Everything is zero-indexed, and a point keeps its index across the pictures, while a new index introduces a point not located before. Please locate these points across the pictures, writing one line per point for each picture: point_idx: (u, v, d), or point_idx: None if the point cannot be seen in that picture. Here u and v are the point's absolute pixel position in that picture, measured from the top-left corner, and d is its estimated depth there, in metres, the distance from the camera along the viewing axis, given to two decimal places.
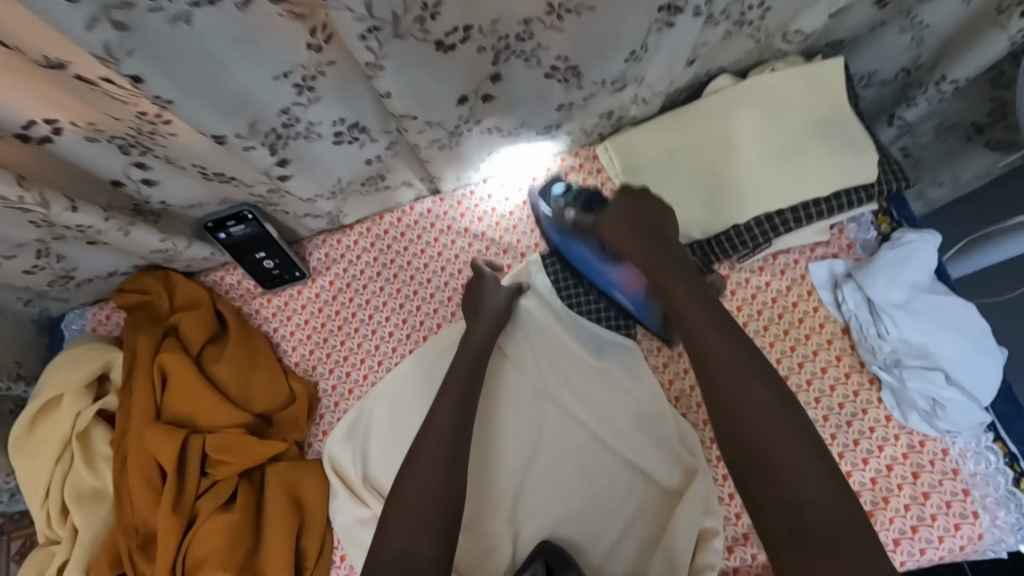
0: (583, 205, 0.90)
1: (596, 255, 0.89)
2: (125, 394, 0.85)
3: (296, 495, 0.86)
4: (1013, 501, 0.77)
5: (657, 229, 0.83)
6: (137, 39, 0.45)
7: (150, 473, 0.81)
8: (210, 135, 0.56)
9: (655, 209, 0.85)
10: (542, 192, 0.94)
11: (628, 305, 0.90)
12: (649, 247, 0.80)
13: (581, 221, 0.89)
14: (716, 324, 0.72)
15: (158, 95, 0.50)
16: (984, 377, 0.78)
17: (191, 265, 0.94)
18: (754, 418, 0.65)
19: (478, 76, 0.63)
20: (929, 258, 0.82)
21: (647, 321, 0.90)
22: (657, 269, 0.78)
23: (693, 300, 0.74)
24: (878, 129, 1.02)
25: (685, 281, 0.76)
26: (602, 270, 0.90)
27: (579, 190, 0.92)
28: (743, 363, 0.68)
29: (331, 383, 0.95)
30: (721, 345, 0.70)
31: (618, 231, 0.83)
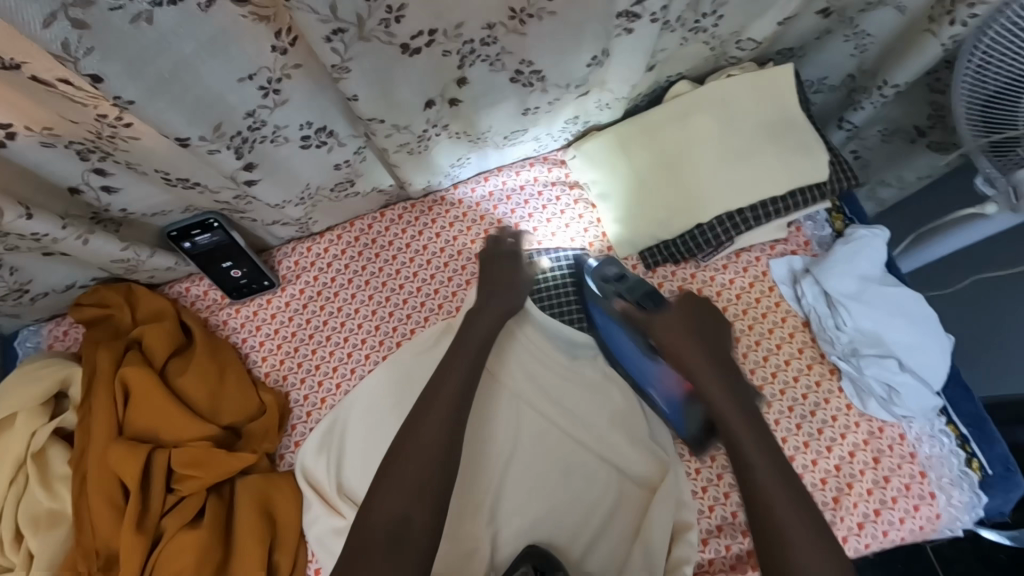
0: (637, 298, 0.86)
1: (640, 349, 0.87)
2: (84, 412, 0.82)
3: (269, 508, 0.84)
4: (965, 481, 0.81)
5: (711, 333, 0.83)
6: (97, 37, 0.44)
7: (112, 492, 0.77)
8: (172, 137, 0.55)
9: (705, 314, 0.85)
10: (595, 269, 0.90)
11: (663, 408, 0.86)
12: (696, 343, 0.82)
13: (631, 314, 0.86)
14: (752, 423, 0.75)
15: (118, 96, 0.49)
16: (935, 363, 0.81)
17: (154, 277, 0.93)
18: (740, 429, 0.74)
19: (444, 80, 0.64)
20: (879, 251, 0.86)
21: (677, 426, 0.85)
22: (698, 363, 0.80)
23: (730, 398, 0.77)
24: (829, 132, 1.08)
25: (725, 379, 0.79)
26: (640, 365, 0.87)
27: (632, 280, 0.88)
28: (778, 465, 0.71)
29: (302, 393, 0.93)
30: (758, 447, 0.72)
31: (672, 333, 0.82)
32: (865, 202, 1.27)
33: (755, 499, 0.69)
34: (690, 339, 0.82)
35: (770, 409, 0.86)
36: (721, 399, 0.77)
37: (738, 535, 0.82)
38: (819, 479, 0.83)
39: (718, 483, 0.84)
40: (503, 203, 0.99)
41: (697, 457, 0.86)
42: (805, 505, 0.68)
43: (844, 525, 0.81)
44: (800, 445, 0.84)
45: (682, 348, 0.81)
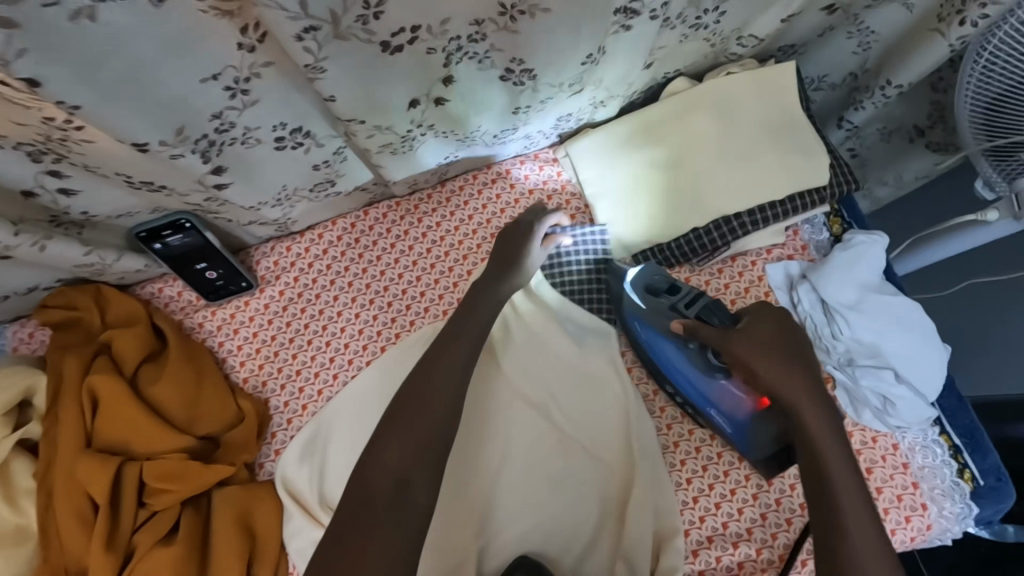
0: (698, 312, 0.81)
1: (697, 366, 0.80)
2: (51, 421, 0.78)
3: (246, 520, 0.81)
4: (957, 492, 0.80)
5: (797, 348, 0.76)
6: (30, 38, 0.40)
7: (81, 506, 0.74)
8: (131, 143, 0.51)
9: (790, 324, 0.79)
10: (638, 280, 0.85)
11: (725, 427, 0.80)
12: (783, 354, 0.75)
13: (694, 329, 0.79)
14: (841, 448, 0.70)
15: (63, 101, 0.45)
16: (931, 374, 0.80)
17: (124, 277, 0.88)
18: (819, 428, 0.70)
19: (429, 78, 0.60)
20: (878, 258, 0.84)
21: (744, 450, 0.79)
22: (787, 378, 0.73)
23: (823, 418, 0.71)
24: (828, 131, 1.05)
25: (817, 398, 0.73)
26: (699, 384, 0.80)
27: (687, 293, 0.82)
28: (862, 496, 0.67)
29: (282, 400, 0.90)
30: (842, 466, 0.68)
31: (752, 336, 0.76)
32: (861, 201, 1.25)
33: (826, 504, 0.67)
34: (774, 344, 0.76)
35: None
36: (812, 418, 0.71)
37: (728, 546, 0.80)
38: None
39: (709, 492, 0.83)
40: (493, 202, 0.95)
41: (688, 466, 0.84)
42: (874, 517, 0.66)
43: None
44: None
45: (771, 356, 0.74)
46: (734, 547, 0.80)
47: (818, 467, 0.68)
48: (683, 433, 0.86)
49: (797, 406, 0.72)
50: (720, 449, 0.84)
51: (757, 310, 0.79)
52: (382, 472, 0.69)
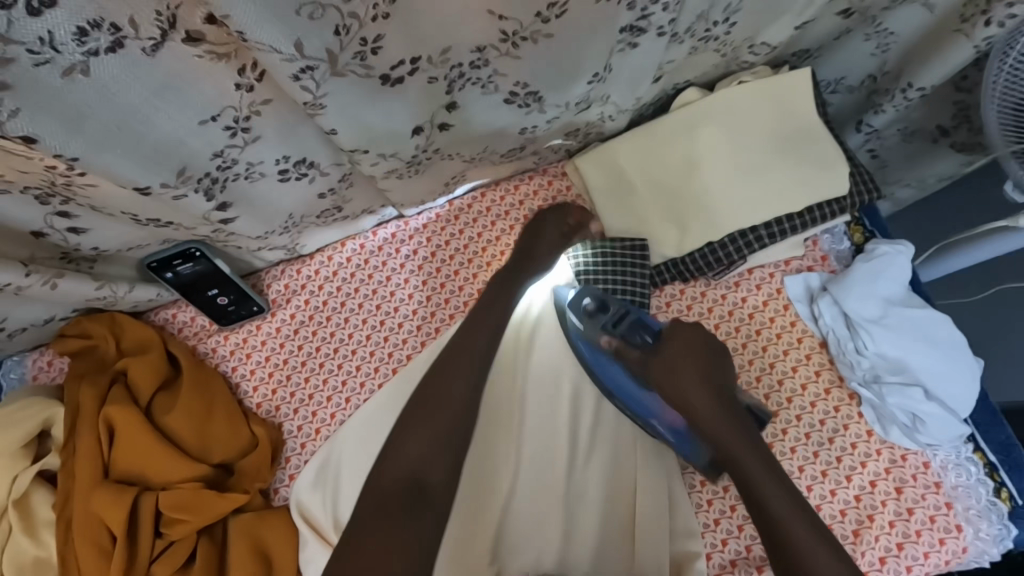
0: (624, 332, 0.83)
1: (633, 380, 0.84)
2: (68, 453, 0.79)
3: (262, 548, 0.81)
4: (994, 512, 0.77)
5: (712, 359, 0.80)
6: (21, 97, 0.41)
7: (99, 537, 0.74)
8: (132, 187, 0.52)
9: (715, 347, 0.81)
10: (573, 301, 0.85)
11: (671, 438, 0.81)
12: (690, 368, 0.79)
13: (620, 348, 0.84)
14: (756, 450, 0.74)
15: (60, 153, 0.46)
16: (962, 390, 0.77)
17: (138, 305, 0.88)
18: (732, 442, 0.74)
19: (432, 106, 0.59)
20: (901, 270, 0.81)
21: (691, 457, 0.81)
22: (697, 393, 0.78)
23: (738, 434, 0.75)
24: (846, 135, 1.01)
25: (726, 406, 0.77)
26: (640, 397, 0.83)
27: (616, 310, 0.84)
28: (789, 495, 0.70)
29: (296, 424, 0.90)
30: (765, 473, 0.72)
31: (668, 357, 0.81)
32: (883, 203, 1.21)
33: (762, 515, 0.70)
34: (688, 361, 0.80)
35: (786, 437, 0.82)
36: (725, 430, 0.75)
37: (753, 571, 0.77)
38: (838, 512, 0.79)
39: (731, 514, 0.80)
40: (501, 220, 0.94)
41: (709, 488, 0.81)
42: (807, 518, 0.68)
43: (866, 560, 0.77)
44: (818, 475, 0.80)
45: (680, 377, 0.80)
46: (759, 573, 0.77)
47: (748, 487, 0.71)
48: None
49: (709, 418, 0.77)
50: None
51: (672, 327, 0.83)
52: (384, 494, 0.69)
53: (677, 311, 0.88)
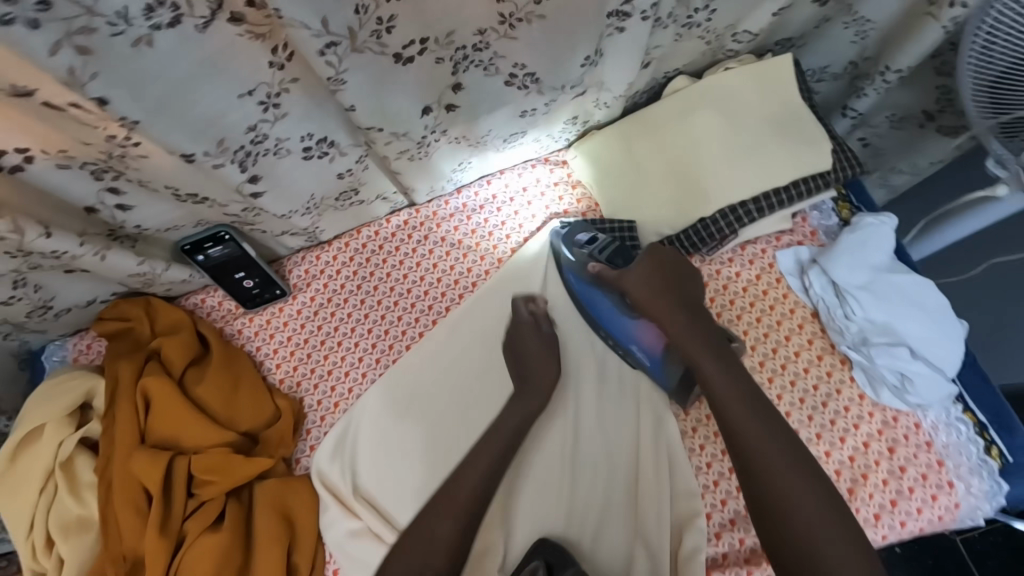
0: (608, 258, 0.92)
1: (615, 306, 0.91)
2: (108, 421, 0.85)
3: (286, 510, 0.87)
4: (985, 469, 0.80)
5: (683, 287, 0.87)
6: (100, 62, 0.48)
7: (135, 498, 0.80)
8: (179, 153, 0.58)
9: (679, 267, 0.88)
10: (567, 236, 0.94)
11: (644, 361, 0.89)
12: (688, 326, 0.84)
13: (604, 273, 0.91)
14: (753, 407, 0.77)
15: (125, 116, 0.52)
16: (950, 351, 0.80)
17: (171, 289, 0.96)
18: (726, 393, 0.79)
19: (439, 87, 0.66)
20: (887, 239, 0.85)
21: (659, 380, 0.89)
22: (698, 350, 0.82)
23: (730, 387, 0.79)
24: (833, 121, 1.07)
25: (723, 362, 0.81)
26: (618, 321, 0.91)
27: (605, 241, 0.93)
28: (769, 441, 0.75)
29: (316, 399, 0.96)
30: (749, 422, 0.76)
31: (648, 291, 0.86)
32: (879, 190, 1.26)
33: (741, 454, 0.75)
34: (675, 308, 0.85)
35: (781, 402, 0.85)
36: (726, 387, 0.79)
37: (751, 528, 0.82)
38: (834, 471, 0.82)
39: (730, 475, 0.85)
40: (507, 206, 1.00)
41: (707, 451, 0.86)
42: (784, 462, 0.74)
43: (860, 517, 0.80)
44: (813, 437, 0.83)
45: (681, 335, 0.83)
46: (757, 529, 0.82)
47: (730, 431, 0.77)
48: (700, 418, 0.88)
49: (709, 376, 0.80)
50: None
51: (647, 255, 0.88)
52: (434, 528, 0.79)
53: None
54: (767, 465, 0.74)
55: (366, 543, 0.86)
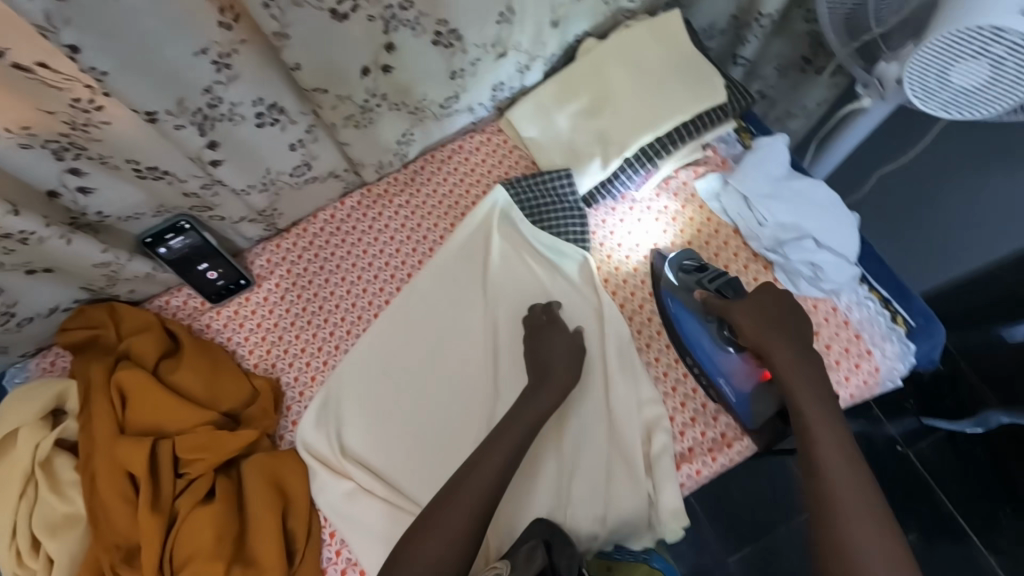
0: (717, 287, 0.93)
1: (715, 337, 0.91)
2: (85, 420, 0.85)
3: (278, 480, 0.89)
4: (894, 334, 0.92)
5: (792, 327, 0.88)
6: (75, 9, 0.52)
7: (122, 485, 0.80)
8: (142, 112, 0.64)
9: (789, 308, 0.90)
10: (674, 260, 0.96)
11: (730, 396, 0.89)
12: (798, 368, 0.84)
13: (709, 303, 0.92)
14: (848, 465, 0.78)
15: (93, 67, 0.57)
16: (848, 237, 0.92)
17: (133, 292, 0.98)
18: (819, 432, 0.80)
19: (374, 46, 0.75)
20: (782, 153, 0.98)
21: (744, 418, 0.88)
22: (801, 394, 0.83)
23: (826, 431, 0.80)
24: (729, 71, 1.22)
25: (824, 411, 0.82)
26: (713, 353, 0.91)
27: (713, 272, 0.95)
28: (856, 488, 0.76)
29: (292, 375, 0.99)
30: (837, 466, 0.77)
31: (756, 325, 0.87)
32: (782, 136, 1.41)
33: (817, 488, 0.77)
34: (780, 345, 0.86)
35: None
36: (824, 438, 0.80)
37: (710, 421, 0.91)
38: None
39: (685, 379, 0.94)
40: (452, 175, 1.08)
41: (663, 361, 0.95)
42: (867, 511, 0.74)
43: None
44: None
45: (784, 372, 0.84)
46: (715, 420, 0.91)
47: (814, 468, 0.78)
48: (653, 334, 0.97)
49: (812, 425, 0.80)
50: None
51: (761, 294, 0.90)
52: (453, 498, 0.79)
53: (618, 260, 1.02)
54: (850, 515, 0.74)
55: (362, 500, 0.89)
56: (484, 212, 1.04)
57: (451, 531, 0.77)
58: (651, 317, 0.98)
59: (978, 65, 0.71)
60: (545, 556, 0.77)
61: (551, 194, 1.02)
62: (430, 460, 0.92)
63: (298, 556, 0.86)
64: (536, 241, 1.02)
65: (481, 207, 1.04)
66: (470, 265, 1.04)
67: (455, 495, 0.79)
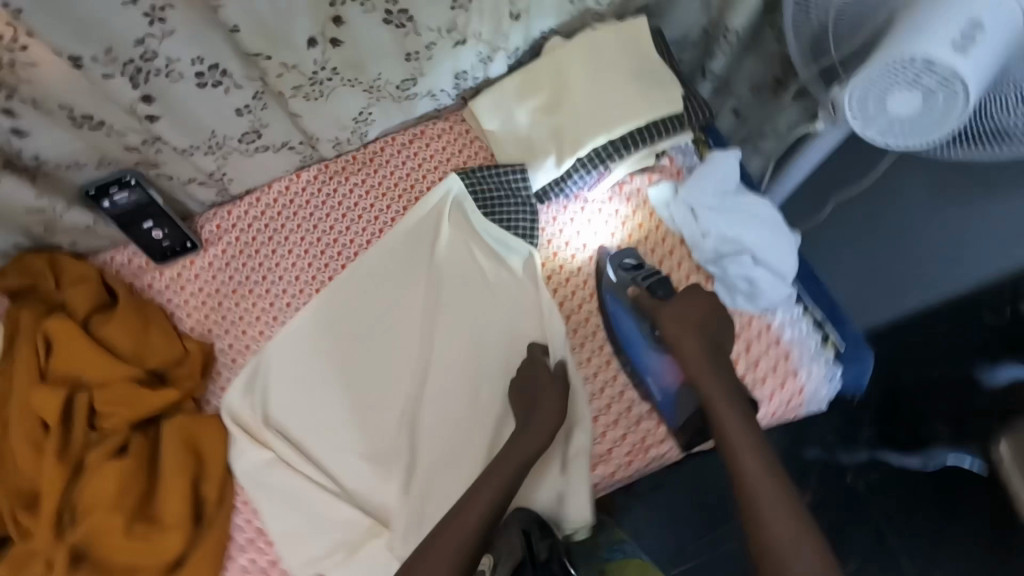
0: (649, 285, 0.94)
1: (644, 337, 0.94)
2: (7, 364, 0.86)
3: (195, 442, 0.89)
4: (822, 357, 0.92)
5: (712, 333, 0.91)
6: None
7: (34, 432, 0.82)
8: (66, 56, 0.69)
9: (717, 318, 0.93)
10: (613, 258, 0.98)
11: (656, 394, 0.92)
12: (723, 397, 0.86)
13: (641, 301, 0.94)
14: (778, 487, 0.79)
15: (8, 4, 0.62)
16: (786, 256, 0.93)
17: (77, 243, 0.98)
18: (746, 462, 0.82)
19: (321, 19, 0.80)
20: (733, 168, 0.98)
21: (668, 415, 0.91)
22: (728, 424, 0.84)
23: (754, 460, 0.82)
24: (698, 84, 1.24)
25: (752, 441, 0.83)
26: (643, 352, 0.93)
27: (647, 271, 0.96)
28: (790, 512, 0.77)
29: (228, 342, 0.99)
30: (770, 494, 0.79)
31: (678, 327, 0.90)
32: (756, 158, 1.35)
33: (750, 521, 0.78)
34: (699, 348, 0.89)
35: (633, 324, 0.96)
36: (780, 510, 0.78)
37: (631, 424, 0.92)
38: None
39: (613, 381, 0.94)
40: (411, 159, 1.09)
41: (594, 362, 0.96)
42: (803, 536, 0.75)
43: None
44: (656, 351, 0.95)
45: (728, 430, 0.84)
46: (637, 425, 0.92)
47: (747, 500, 0.79)
48: (589, 335, 0.97)
49: (739, 456, 0.82)
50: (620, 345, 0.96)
51: (688, 292, 0.94)
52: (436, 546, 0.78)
53: (563, 258, 1.02)
54: (785, 544, 0.75)
55: (277, 471, 0.88)
56: (438, 199, 1.04)
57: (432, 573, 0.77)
58: (588, 317, 0.98)
59: (912, 95, 0.72)
60: (522, 549, 0.81)
61: (503, 186, 1.02)
62: (351, 437, 0.92)
63: (206, 520, 0.86)
64: (484, 233, 1.02)
65: (434, 193, 1.04)
66: (417, 250, 1.04)
67: (435, 542, 0.79)
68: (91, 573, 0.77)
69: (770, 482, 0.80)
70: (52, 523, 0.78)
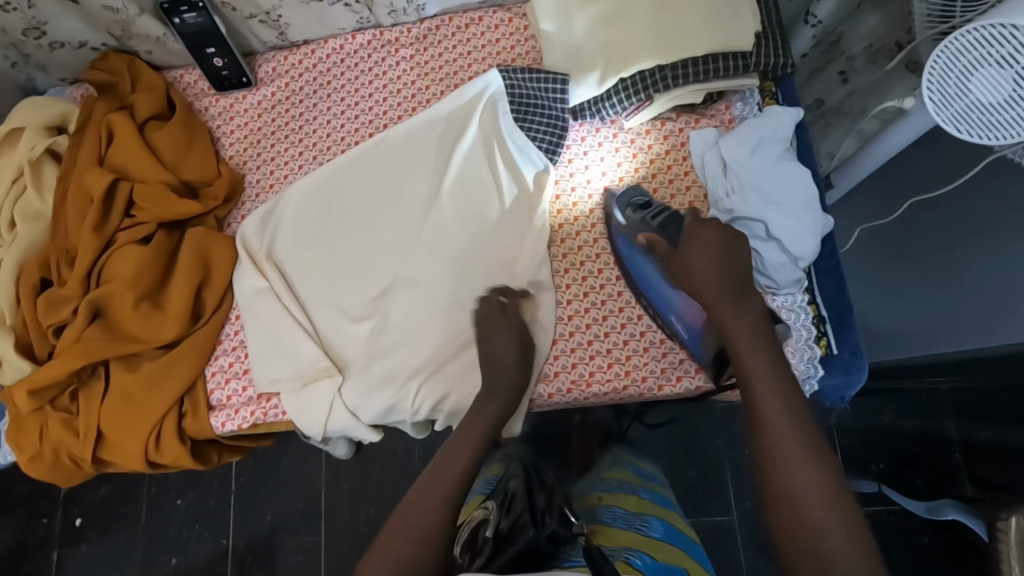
0: (659, 224, 0.88)
1: (663, 276, 0.87)
2: (75, 142, 1.01)
3: (206, 254, 1.00)
4: (807, 352, 0.85)
5: (736, 276, 0.80)
6: None
7: (83, 203, 0.97)
8: None
9: (737, 249, 0.82)
10: (620, 199, 0.92)
11: (682, 334, 0.87)
12: (762, 365, 0.76)
13: (654, 242, 0.87)
14: (827, 472, 0.69)
15: None
16: (805, 237, 0.84)
17: (154, 54, 1.09)
18: (789, 441, 0.71)
19: None
20: (785, 127, 0.88)
21: (697, 353, 0.86)
22: (766, 397, 0.74)
23: (799, 440, 0.71)
24: (797, 33, 1.10)
25: (796, 416, 0.73)
26: (662, 292, 0.87)
27: (658, 209, 0.90)
28: (837, 503, 0.67)
29: (257, 177, 1.08)
30: (817, 478, 0.68)
31: (687, 271, 0.82)
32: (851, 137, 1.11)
33: (788, 505, 0.69)
34: (720, 296, 0.80)
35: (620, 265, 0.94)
36: (825, 508, 0.67)
37: (586, 357, 0.91)
38: (661, 338, 0.91)
39: (584, 314, 0.93)
40: (462, 45, 1.07)
41: (572, 290, 0.94)
42: (851, 530, 0.66)
43: (669, 359, 0.90)
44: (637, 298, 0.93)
45: (769, 417, 0.73)
46: (591, 359, 0.91)
47: (786, 484, 0.69)
48: (574, 264, 0.95)
49: (776, 432, 0.72)
50: (603, 282, 0.94)
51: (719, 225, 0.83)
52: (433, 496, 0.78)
53: (578, 183, 0.99)
54: (835, 541, 0.65)
55: (266, 299, 0.98)
56: (475, 92, 1.02)
57: (420, 520, 0.76)
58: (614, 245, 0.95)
59: (1000, 76, 0.64)
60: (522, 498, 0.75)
61: (540, 93, 0.99)
62: (336, 290, 1.00)
63: (201, 320, 0.99)
64: (509, 137, 0.99)
65: (473, 87, 1.02)
66: (440, 135, 1.03)
67: (426, 489, 0.79)
68: (103, 327, 0.94)
69: (816, 468, 0.69)
70: (81, 278, 0.95)
